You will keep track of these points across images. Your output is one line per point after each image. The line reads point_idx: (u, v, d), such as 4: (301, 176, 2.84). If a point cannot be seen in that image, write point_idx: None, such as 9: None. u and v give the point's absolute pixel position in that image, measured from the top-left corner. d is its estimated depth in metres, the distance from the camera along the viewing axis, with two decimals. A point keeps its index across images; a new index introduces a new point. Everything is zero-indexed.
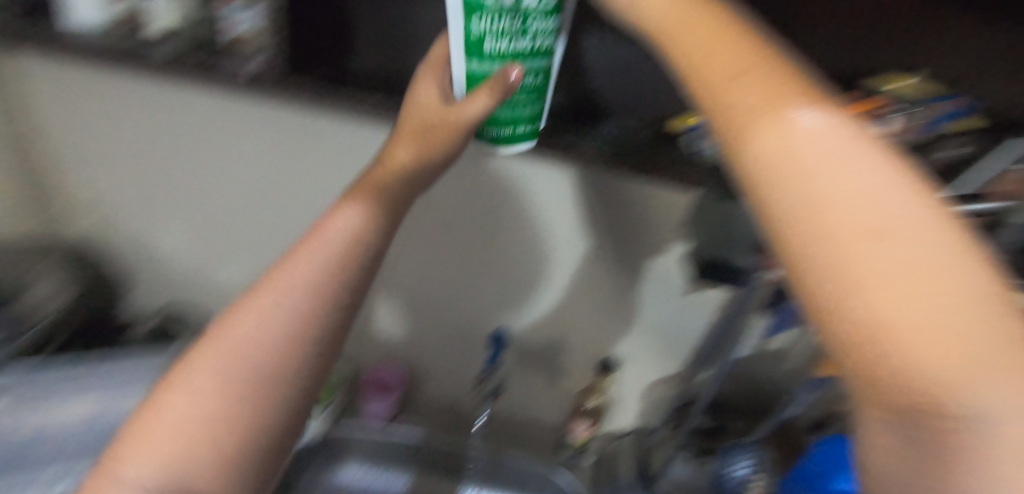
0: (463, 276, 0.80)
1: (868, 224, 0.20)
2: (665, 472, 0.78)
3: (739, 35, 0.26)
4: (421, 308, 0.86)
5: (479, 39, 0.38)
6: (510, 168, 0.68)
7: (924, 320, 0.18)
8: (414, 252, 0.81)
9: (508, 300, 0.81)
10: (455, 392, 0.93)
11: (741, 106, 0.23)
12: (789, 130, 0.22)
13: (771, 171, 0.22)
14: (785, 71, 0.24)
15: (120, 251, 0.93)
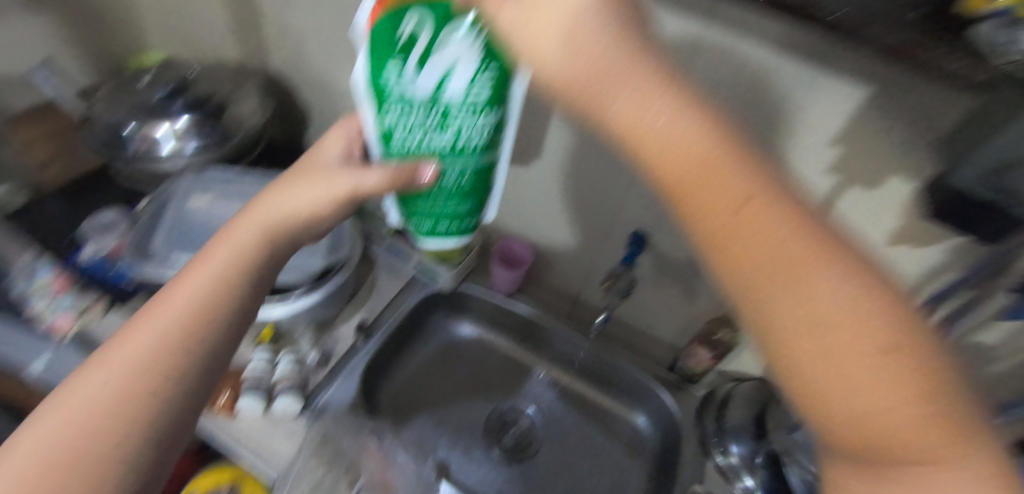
0: (617, 176, 0.69)
1: (824, 324, 0.27)
2: (791, 432, 0.68)
3: (728, 143, 0.30)
4: (560, 195, 0.78)
5: (390, 128, 0.44)
6: (720, 42, 0.51)
7: (861, 403, 0.26)
8: (564, 138, 0.71)
9: (662, 207, 0.70)
10: (575, 283, 0.90)
11: (720, 229, 0.30)
12: (771, 263, 0.28)
13: (760, 299, 0.29)
14: (783, 207, 0.29)
15: (273, 75, 0.91)
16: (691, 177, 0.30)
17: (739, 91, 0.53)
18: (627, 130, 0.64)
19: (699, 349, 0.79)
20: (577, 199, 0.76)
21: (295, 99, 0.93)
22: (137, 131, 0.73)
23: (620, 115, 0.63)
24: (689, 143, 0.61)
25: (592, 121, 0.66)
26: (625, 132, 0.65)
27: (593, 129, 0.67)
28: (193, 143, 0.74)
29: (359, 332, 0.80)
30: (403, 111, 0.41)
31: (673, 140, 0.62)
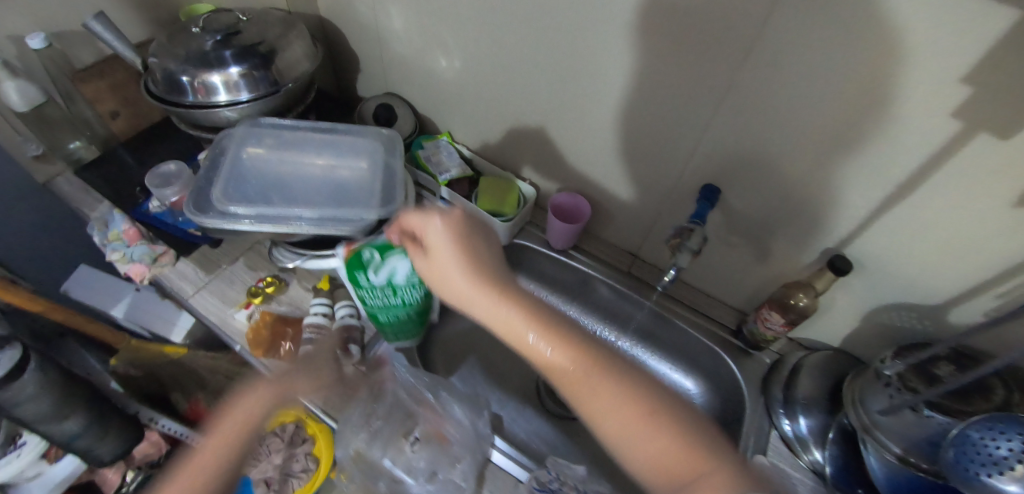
0: (695, 102, 0.63)
1: (626, 405, 0.48)
2: (872, 409, 0.62)
3: (572, 349, 0.52)
4: (625, 146, 0.73)
5: (360, 282, 0.65)
6: None
7: (646, 447, 0.47)
8: (637, 60, 0.64)
9: (743, 155, 0.64)
10: (633, 242, 0.86)
11: (565, 378, 0.51)
12: (587, 389, 0.50)
13: (583, 397, 0.50)
14: (581, 356, 0.51)
15: (321, 24, 0.88)
16: (533, 328, 0.52)
17: (855, 4, 0.46)
18: (716, 48, 0.57)
19: (773, 314, 0.72)
20: (641, 131, 0.70)
21: (345, 46, 0.90)
22: (189, 83, 0.70)
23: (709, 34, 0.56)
24: (787, 65, 0.54)
25: (677, 38, 0.58)
26: (712, 51, 0.57)
27: (675, 46, 0.59)
28: (246, 93, 0.72)
29: None
30: (369, 286, 0.65)
31: (770, 61, 0.54)
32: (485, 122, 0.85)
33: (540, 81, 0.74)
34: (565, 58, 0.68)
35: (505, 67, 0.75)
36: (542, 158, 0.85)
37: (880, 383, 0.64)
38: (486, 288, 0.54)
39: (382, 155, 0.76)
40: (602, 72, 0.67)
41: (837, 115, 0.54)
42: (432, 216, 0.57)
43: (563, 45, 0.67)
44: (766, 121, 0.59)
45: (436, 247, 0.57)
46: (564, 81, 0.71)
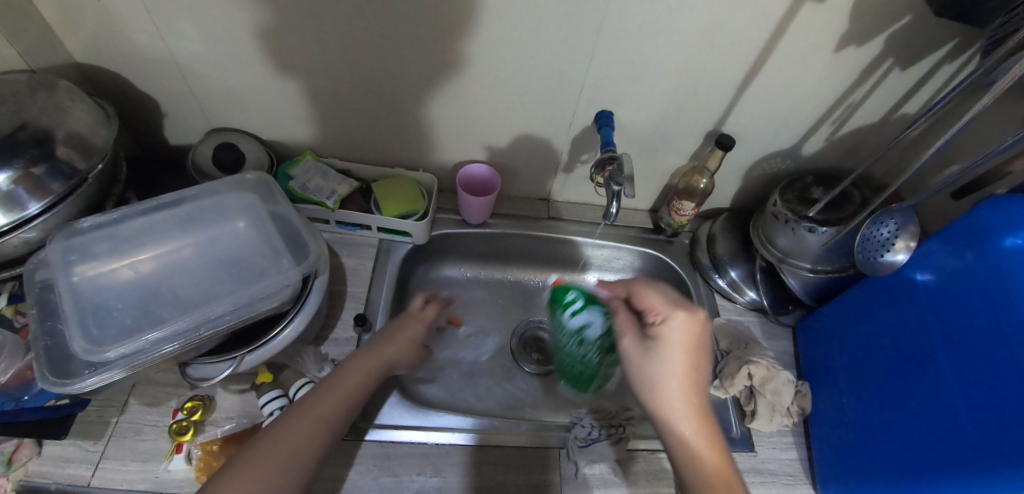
0: (572, 41, 0.62)
1: (706, 460, 0.49)
2: (778, 243, 0.74)
3: (702, 418, 0.51)
4: (507, 103, 0.71)
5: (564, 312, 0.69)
6: None
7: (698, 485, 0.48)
8: (500, 23, 0.59)
9: (622, 82, 0.67)
10: (542, 187, 0.87)
11: (680, 415, 0.51)
12: (686, 436, 0.51)
13: (679, 432, 0.51)
14: (705, 422, 0.51)
15: (78, 71, 0.66)
16: (686, 413, 0.51)
17: None
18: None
19: (683, 202, 0.82)
20: (523, 83, 0.67)
21: (130, 88, 0.69)
22: None
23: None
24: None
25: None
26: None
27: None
28: (34, 204, 0.53)
29: (358, 326, 0.70)
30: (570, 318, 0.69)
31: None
32: (351, 124, 0.75)
33: (405, 65, 0.65)
34: (423, 33, 0.61)
35: (356, 60, 0.65)
36: (424, 144, 0.78)
37: (770, 218, 0.75)
38: (692, 375, 0.52)
39: (255, 212, 0.64)
40: (466, 39, 0.62)
41: (694, 20, 0.59)
42: (688, 322, 0.54)
43: (418, 21, 0.59)
44: (637, 41, 0.61)
45: (665, 344, 0.53)
46: (429, 57, 0.64)
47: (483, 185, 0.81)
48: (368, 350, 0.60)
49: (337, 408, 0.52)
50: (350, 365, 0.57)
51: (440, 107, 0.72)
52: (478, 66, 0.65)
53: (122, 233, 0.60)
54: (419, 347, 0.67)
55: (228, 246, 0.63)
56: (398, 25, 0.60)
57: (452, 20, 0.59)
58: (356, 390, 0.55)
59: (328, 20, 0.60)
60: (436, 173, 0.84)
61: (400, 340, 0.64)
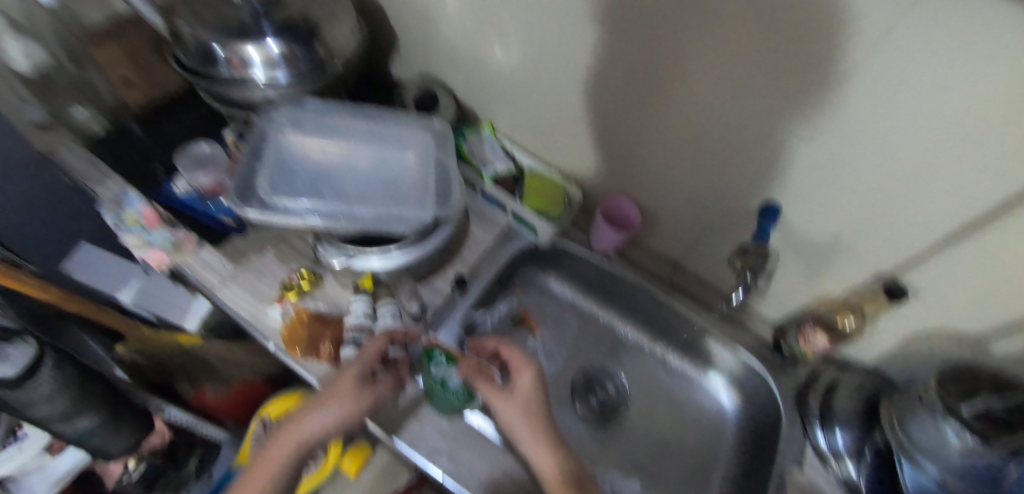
0: (774, 115, 0.57)
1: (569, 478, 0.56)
2: (910, 429, 0.62)
3: (551, 440, 0.58)
4: (684, 154, 0.70)
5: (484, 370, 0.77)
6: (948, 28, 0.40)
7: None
8: (705, 87, 0.60)
9: (812, 184, 0.62)
10: (677, 248, 0.85)
11: (537, 444, 0.57)
12: (544, 458, 0.57)
13: (544, 459, 0.57)
14: (553, 445, 0.58)
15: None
16: (530, 440, 0.58)
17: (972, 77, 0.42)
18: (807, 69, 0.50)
19: (817, 333, 0.74)
20: (711, 133, 0.65)
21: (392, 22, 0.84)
22: (220, 51, 0.66)
23: (797, 48, 0.49)
24: (888, 101, 0.48)
25: (750, 58, 0.53)
26: (800, 64, 0.50)
27: (747, 68, 0.54)
28: (283, 73, 0.68)
29: (455, 288, 0.76)
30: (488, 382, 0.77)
31: (871, 92, 0.48)
32: (538, 117, 0.82)
33: (597, 78, 0.69)
34: (630, 68, 0.64)
35: (555, 49, 0.69)
36: (591, 160, 0.82)
37: (915, 398, 0.64)
38: (534, 411, 0.59)
39: (425, 152, 0.71)
40: (668, 88, 0.63)
41: (920, 163, 0.52)
42: (530, 372, 0.62)
43: (629, 34, 0.60)
44: (843, 157, 0.57)
45: (516, 387, 0.61)
46: (626, 71, 0.65)
47: (622, 221, 0.82)
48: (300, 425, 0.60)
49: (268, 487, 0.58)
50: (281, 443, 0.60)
51: (618, 123, 0.73)
52: (672, 95, 0.64)
53: (327, 123, 0.71)
54: (351, 412, 0.59)
55: (396, 164, 0.70)
56: (612, 54, 0.64)
57: (658, 44, 0.59)
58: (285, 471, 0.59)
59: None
60: (588, 190, 0.87)
61: (322, 415, 0.58)
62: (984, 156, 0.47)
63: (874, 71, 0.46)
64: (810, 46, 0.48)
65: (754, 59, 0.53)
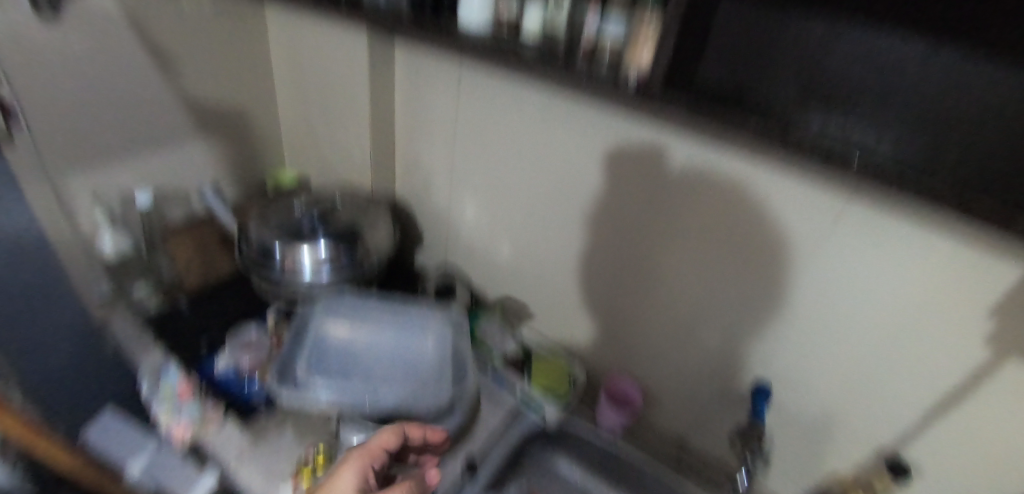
0: (750, 281, 0.67)
1: None
2: None
3: None
4: (675, 340, 0.80)
5: None
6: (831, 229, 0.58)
7: None
8: (681, 278, 0.75)
9: (789, 369, 0.70)
10: (681, 428, 0.87)
11: None
12: None
13: None
14: None
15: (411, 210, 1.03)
16: None
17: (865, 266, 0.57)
18: (778, 235, 0.62)
19: None
20: (700, 311, 0.75)
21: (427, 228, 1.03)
22: (280, 248, 0.80)
23: (769, 224, 0.62)
24: (816, 286, 0.62)
25: (707, 254, 0.70)
26: (770, 236, 0.62)
27: (707, 260, 0.71)
28: (328, 270, 0.81)
29: (466, 472, 0.73)
30: None
31: (837, 256, 0.58)
32: (546, 304, 0.94)
33: (595, 272, 0.85)
34: (620, 263, 0.81)
35: (566, 241, 0.85)
36: (593, 341, 0.91)
37: None
38: None
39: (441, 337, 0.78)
40: (651, 280, 0.79)
41: (867, 345, 0.61)
42: None
43: (630, 212, 0.75)
44: (804, 341, 0.66)
45: None
46: (628, 255, 0.79)
47: (624, 398, 0.87)
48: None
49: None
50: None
51: (617, 309, 0.86)
52: (665, 264, 0.75)
53: (354, 311, 0.79)
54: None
55: (413, 352, 0.76)
56: (604, 252, 0.82)
57: (655, 220, 0.73)
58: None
59: (560, 192, 0.81)
60: (592, 370, 0.94)
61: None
62: (909, 334, 0.57)
63: (836, 237, 0.58)
64: (779, 221, 0.61)
65: (734, 229, 0.66)
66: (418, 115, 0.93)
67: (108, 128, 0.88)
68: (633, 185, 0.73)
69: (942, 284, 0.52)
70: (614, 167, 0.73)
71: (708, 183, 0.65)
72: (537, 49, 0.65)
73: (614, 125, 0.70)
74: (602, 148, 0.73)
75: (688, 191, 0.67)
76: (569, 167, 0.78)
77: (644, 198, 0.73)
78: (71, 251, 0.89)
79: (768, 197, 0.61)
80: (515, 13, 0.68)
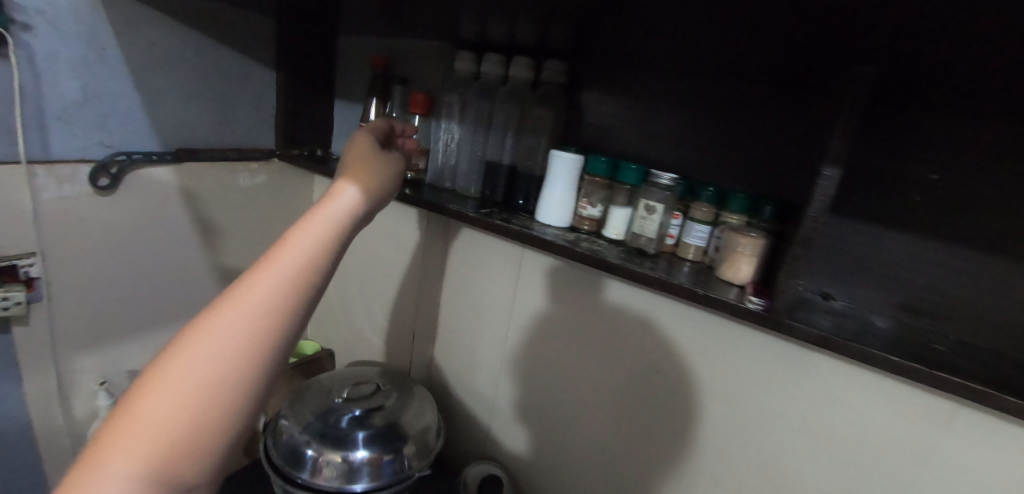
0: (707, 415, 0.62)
1: None
2: None
3: None
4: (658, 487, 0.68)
5: None
6: (752, 359, 0.57)
7: None
8: (637, 417, 0.68)
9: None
10: None
11: None
12: None
13: None
14: None
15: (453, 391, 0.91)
16: None
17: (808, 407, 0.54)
18: (880, 439, 0.51)
19: None
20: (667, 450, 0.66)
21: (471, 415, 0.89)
22: (312, 459, 0.70)
23: (717, 359, 0.60)
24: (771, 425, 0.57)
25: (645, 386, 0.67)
26: (726, 371, 0.59)
27: (645, 394, 0.67)
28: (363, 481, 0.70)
29: None
30: None
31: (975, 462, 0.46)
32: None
33: (556, 419, 0.77)
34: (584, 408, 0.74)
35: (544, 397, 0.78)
36: None
37: None
38: None
39: None
40: (610, 423, 0.72)
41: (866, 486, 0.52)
42: None
43: (573, 350, 0.73)
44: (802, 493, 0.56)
45: None
46: (585, 397, 0.73)
47: None
48: (155, 384, 0.31)
49: (164, 473, 0.29)
50: (103, 451, 0.28)
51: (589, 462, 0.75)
52: (618, 399, 0.70)
53: None
54: (283, 310, 0.34)
55: None
56: (563, 399, 0.76)
57: (723, 412, 0.61)
58: (188, 427, 0.30)
59: (528, 341, 0.78)
60: None
61: (246, 302, 0.34)
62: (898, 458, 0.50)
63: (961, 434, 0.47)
64: (724, 357, 0.59)
65: (824, 429, 0.54)
66: (465, 295, 0.85)
67: (136, 306, 0.80)
68: (689, 371, 0.62)
69: (890, 398, 0.49)
70: (669, 352, 0.63)
71: (784, 374, 0.55)
72: (618, 250, 0.65)
73: (671, 317, 0.63)
74: (553, 285, 0.72)
75: (753, 383, 0.58)
76: (614, 350, 0.69)
77: (580, 331, 0.71)
78: (56, 448, 0.76)
79: (821, 382, 0.53)
80: (598, 213, 0.69)
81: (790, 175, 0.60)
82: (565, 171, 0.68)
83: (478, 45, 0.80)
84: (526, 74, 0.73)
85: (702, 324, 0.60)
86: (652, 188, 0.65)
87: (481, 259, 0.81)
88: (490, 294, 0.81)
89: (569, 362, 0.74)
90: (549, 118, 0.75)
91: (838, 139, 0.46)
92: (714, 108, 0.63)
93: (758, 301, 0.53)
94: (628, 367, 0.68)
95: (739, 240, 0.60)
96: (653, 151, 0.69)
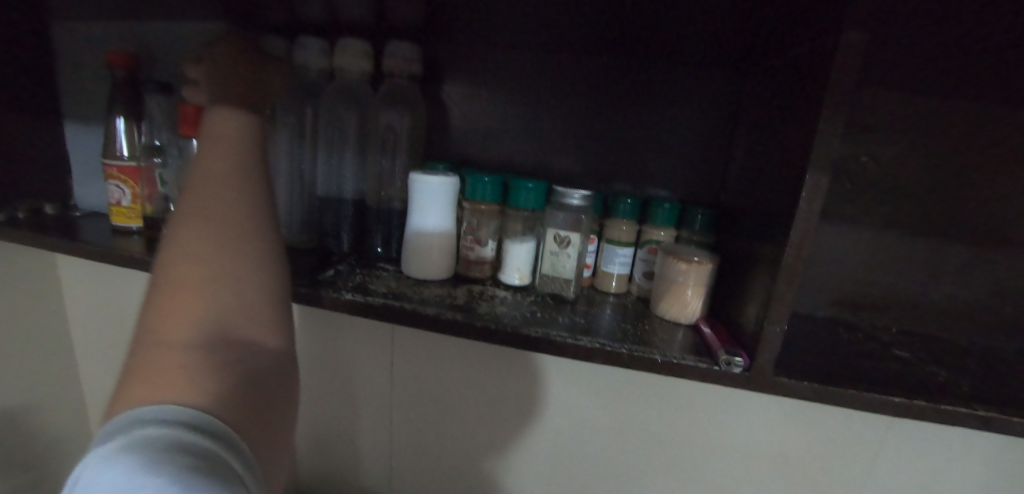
0: (606, 456, 0.54)
1: None
2: None
3: None
4: None
5: None
6: (635, 390, 0.50)
7: None
8: (534, 476, 0.57)
9: None
10: None
11: None
12: None
13: None
14: None
15: None
16: None
17: (696, 426, 0.50)
18: (829, 447, 0.48)
19: None
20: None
21: None
22: None
23: (602, 398, 0.51)
24: (665, 451, 0.52)
25: (535, 443, 0.56)
26: (613, 410, 0.51)
27: (534, 449, 0.56)
28: None
29: None
30: None
31: (909, 448, 0.47)
32: None
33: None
34: (473, 479, 0.60)
35: (421, 474, 0.62)
36: None
37: None
38: None
39: None
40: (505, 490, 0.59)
41: (768, 482, 0.50)
42: None
43: (442, 416, 0.58)
44: None
45: None
46: (466, 464, 0.60)
47: None
48: (170, 284, 0.28)
49: (227, 329, 0.28)
50: (151, 342, 0.25)
51: None
52: (503, 458, 0.58)
53: None
54: (251, 203, 0.33)
55: None
56: (445, 473, 0.61)
57: (671, 457, 0.52)
58: (230, 303, 0.29)
59: (387, 416, 0.61)
60: None
61: (209, 173, 0.32)
62: (796, 451, 0.49)
63: (894, 427, 0.47)
64: (607, 395, 0.51)
65: (775, 450, 0.49)
66: (325, 380, 0.62)
67: None
68: (630, 421, 0.52)
69: (778, 401, 0.47)
70: (606, 408, 0.52)
71: (729, 407, 0.49)
72: (523, 303, 0.47)
73: (602, 369, 0.51)
74: (401, 344, 0.57)
75: (697, 421, 0.50)
76: (536, 418, 0.54)
77: (446, 394, 0.57)
78: None
79: (704, 400, 0.49)
80: (490, 253, 0.49)
81: (718, 170, 0.51)
82: (438, 200, 0.47)
83: (281, 30, 0.55)
84: (365, 65, 0.51)
85: (640, 376, 0.50)
86: (560, 210, 0.48)
87: (328, 341, 0.60)
88: (345, 379, 0.61)
89: (447, 433, 0.59)
90: (404, 126, 0.55)
91: (825, 137, 0.33)
92: (626, 97, 0.50)
93: (728, 354, 0.39)
94: (517, 430, 0.56)
95: (674, 268, 0.45)
96: (549, 160, 0.54)
